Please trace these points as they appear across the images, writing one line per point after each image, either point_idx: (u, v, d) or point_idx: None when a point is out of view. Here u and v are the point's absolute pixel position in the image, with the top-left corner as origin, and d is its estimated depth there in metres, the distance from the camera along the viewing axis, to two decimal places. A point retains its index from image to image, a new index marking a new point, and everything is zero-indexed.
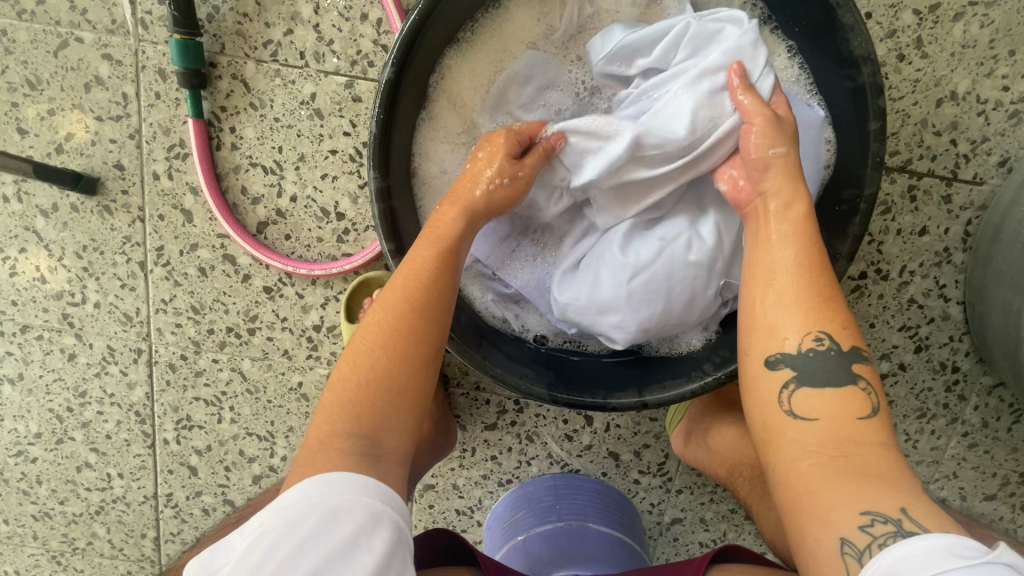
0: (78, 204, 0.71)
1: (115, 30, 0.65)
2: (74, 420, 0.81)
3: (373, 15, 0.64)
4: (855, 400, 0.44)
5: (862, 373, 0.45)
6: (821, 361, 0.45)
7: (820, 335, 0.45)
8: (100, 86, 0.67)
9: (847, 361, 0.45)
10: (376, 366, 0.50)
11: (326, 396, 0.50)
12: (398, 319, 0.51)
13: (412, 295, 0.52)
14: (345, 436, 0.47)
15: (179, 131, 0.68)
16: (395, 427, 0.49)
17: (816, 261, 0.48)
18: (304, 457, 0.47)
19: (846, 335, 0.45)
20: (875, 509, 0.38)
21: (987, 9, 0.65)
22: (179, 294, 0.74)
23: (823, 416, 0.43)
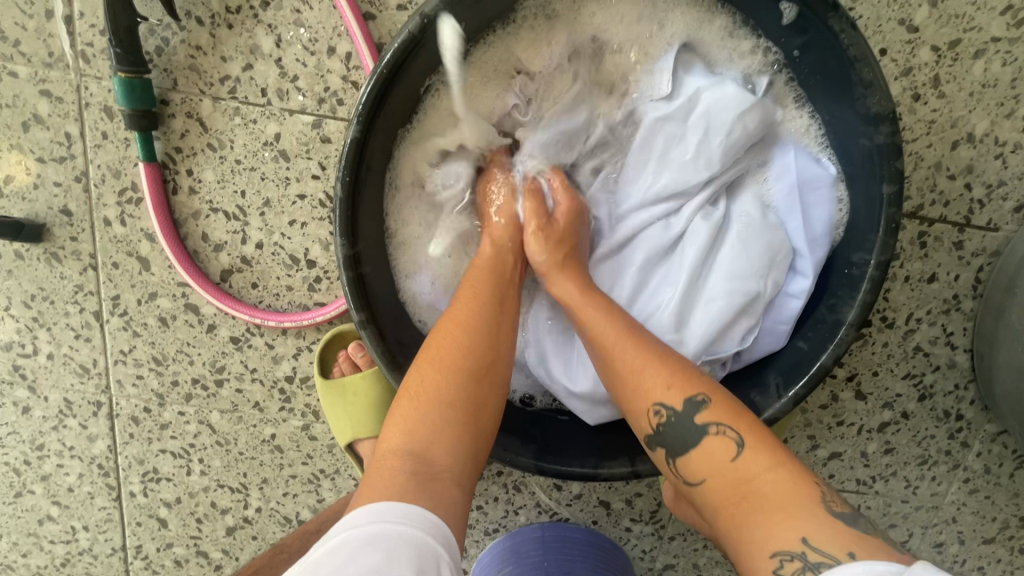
0: (23, 250, 0.66)
1: (53, 64, 0.59)
2: (32, 473, 0.76)
3: (342, 47, 0.58)
4: (717, 447, 0.42)
5: (710, 420, 0.43)
6: (680, 425, 0.44)
7: (657, 404, 0.45)
8: (40, 124, 0.60)
9: (691, 417, 0.43)
10: (426, 373, 0.46)
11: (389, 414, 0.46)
12: (445, 342, 0.48)
13: (467, 320, 0.49)
14: (399, 452, 0.43)
15: (130, 173, 0.62)
16: (445, 437, 0.44)
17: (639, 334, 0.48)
18: (365, 484, 0.43)
19: (676, 393, 0.44)
20: (782, 548, 0.36)
21: (1010, 46, 0.60)
22: (139, 345, 0.69)
23: (706, 477, 0.42)
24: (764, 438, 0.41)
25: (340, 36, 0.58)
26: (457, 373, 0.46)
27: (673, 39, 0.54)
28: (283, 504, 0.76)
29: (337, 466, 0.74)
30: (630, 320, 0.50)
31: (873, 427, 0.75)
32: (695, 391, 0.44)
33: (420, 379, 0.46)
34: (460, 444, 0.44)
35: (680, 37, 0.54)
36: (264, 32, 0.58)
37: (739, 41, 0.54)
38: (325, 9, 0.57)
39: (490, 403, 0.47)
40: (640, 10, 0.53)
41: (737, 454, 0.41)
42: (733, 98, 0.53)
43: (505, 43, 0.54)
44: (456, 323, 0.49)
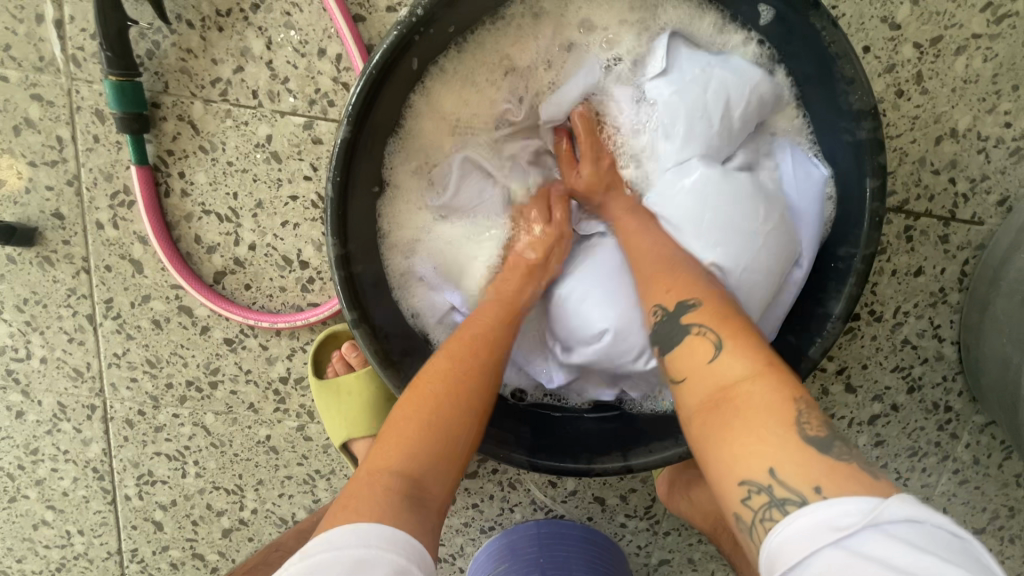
0: (15, 254, 0.66)
1: (44, 68, 0.59)
2: (27, 478, 0.76)
3: (332, 49, 0.59)
4: (702, 350, 0.42)
5: (694, 321, 0.44)
6: (668, 325, 0.46)
7: (657, 305, 0.47)
8: (31, 128, 0.61)
9: (678, 318, 0.45)
10: (430, 405, 0.46)
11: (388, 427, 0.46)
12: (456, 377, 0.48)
13: (474, 345, 0.51)
14: (392, 470, 0.43)
15: (122, 176, 0.62)
16: (440, 470, 0.45)
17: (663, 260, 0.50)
18: (348, 494, 0.42)
19: (672, 295, 0.47)
20: (751, 478, 0.36)
21: (991, 42, 0.61)
22: (133, 348, 0.69)
23: (687, 376, 0.43)
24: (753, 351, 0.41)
25: (330, 38, 0.58)
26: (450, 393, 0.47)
27: (661, 32, 0.55)
28: (279, 505, 0.76)
29: (332, 466, 0.74)
30: (659, 240, 0.53)
31: (864, 420, 0.76)
32: (693, 295, 0.46)
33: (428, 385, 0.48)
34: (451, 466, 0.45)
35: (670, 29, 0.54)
36: (254, 34, 0.58)
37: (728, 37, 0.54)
38: (315, 11, 0.58)
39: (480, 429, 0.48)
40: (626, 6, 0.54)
41: (714, 357, 0.42)
42: (730, 86, 0.53)
43: (492, 42, 0.54)
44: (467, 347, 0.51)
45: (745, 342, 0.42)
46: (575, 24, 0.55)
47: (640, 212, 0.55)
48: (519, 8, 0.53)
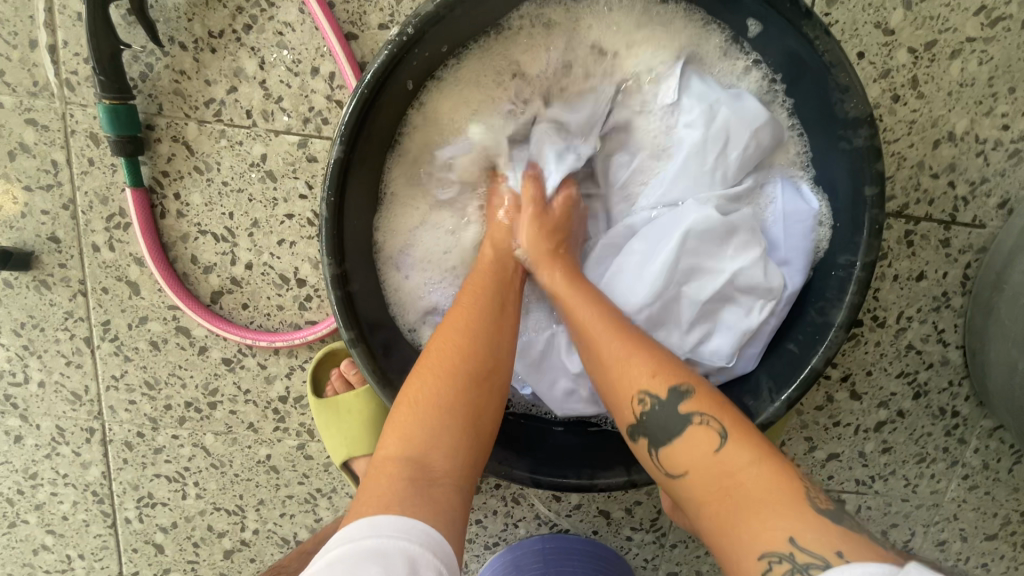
0: (12, 279, 0.65)
1: (38, 93, 0.59)
2: (26, 503, 0.75)
3: (325, 68, 0.59)
4: (703, 439, 0.42)
5: (693, 410, 0.43)
6: (656, 415, 0.44)
7: (641, 391, 0.44)
8: (26, 153, 0.61)
9: (672, 409, 0.43)
10: (427, 386, 0.46)
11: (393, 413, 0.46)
12: (452, 355, 0.47)
13: (468, 321, 0.49)
14: (398, 458, 0.43)
15: (118, 199, 0.62)
16: (445, 441, 0.44)
17: (619, 321, 0.48)
18: (364, 484, 0.43)
19: (659, 381, 0.44)
20: (769, 550, 0.36)
21: (986, 45, 0.61)
22: (131, 370, 0.69)
23: (689, 469, 0.42)
24: (740, 421, 0.42)
25: (323, 56, 0.58)
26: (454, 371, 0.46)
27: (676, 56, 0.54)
28: (280, 525, 0.76)
29: (333, 484, 0.74)
30: (620, 312, 0.50)
31: (870, 427, 0.75)
32: (681, 380, 0.44)
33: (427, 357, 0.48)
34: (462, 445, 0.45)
35: (685, 53, 0.54)
36: (247, 55, 0.58)
37: (732, 60, 0.54)
38: (307, 30, 0.58)
39: (490, 411, 0.47)
40: (636, 19, 0.53)
41: (719, 444, 0.41)
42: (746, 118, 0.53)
43: (489, 55, 0.53)
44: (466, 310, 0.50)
45: (738, 427, 0.42)
46: (586, 37, 0.54)
47: (577, 284, 0.52)
48: (527, 19, 0.52)
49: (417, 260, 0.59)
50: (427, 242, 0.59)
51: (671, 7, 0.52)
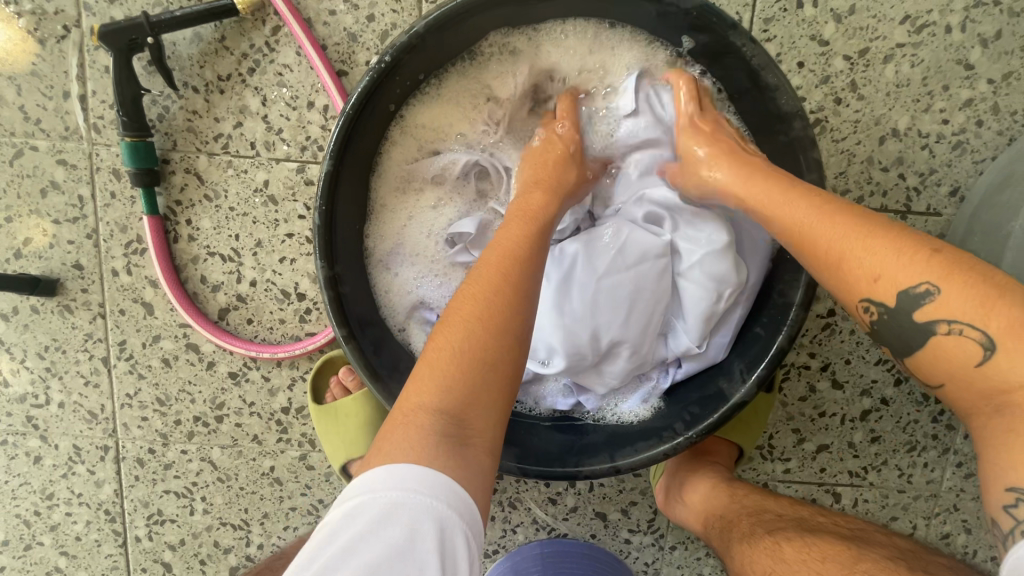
0: (38, 306, 0.71)
1: (69, 136, 0.66)
2: (42, 524, 0.78)
3: (319, 102, 0.66)
4: (955, 349, 0.38)
5: (938, 316, 0.38)
6: (915, 326, 0.40)
7: (864, 298, 0.42)
8: (56, 190, 0.68)
9: (908, 313, 0.40)
10: (474, 343, 0.44)
11: (421, 364, 0.45)
12: (488, 314, 0.45)
13: (518, 281, 0.47)
14: (427, 409, 0.42)
15: (136, 227, 0.69)
16: (483, 407, 0.43)
17: (845, 214, 0.44)
18: (386, 427, 0.43)
19: (885, 287, 0.40)
20: (1020, 487, 0.35)
21: (915, 49, 0.67)
22: (144, 387, 0.73)
23: (947, 379, 0.40)
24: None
25: (317, 91, 0.66)
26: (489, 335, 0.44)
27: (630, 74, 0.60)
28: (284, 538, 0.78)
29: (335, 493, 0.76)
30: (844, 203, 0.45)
31: (856, 416, 0.77)
32: (915, 280, 0.39)
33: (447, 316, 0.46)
34: (499, 398, 0.44)
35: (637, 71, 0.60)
36: (250, 93, 0.66)
37: (679, 73, 0.60)
38: (303, 70, 0.65)
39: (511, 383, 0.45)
40: (590, 43, 0.59)
41: (981, 357, 0.37)
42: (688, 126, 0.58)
43: (462, 80, 0.60)
44: (495, 268, 0.47)
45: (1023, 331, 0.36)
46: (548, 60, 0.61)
47: (760, 181, 0.50)
48: (495, 47, 0.59)
49: (405, 262, 0.64)
50: (413, 246, 0.64)
51: (620, 30, 0.58)
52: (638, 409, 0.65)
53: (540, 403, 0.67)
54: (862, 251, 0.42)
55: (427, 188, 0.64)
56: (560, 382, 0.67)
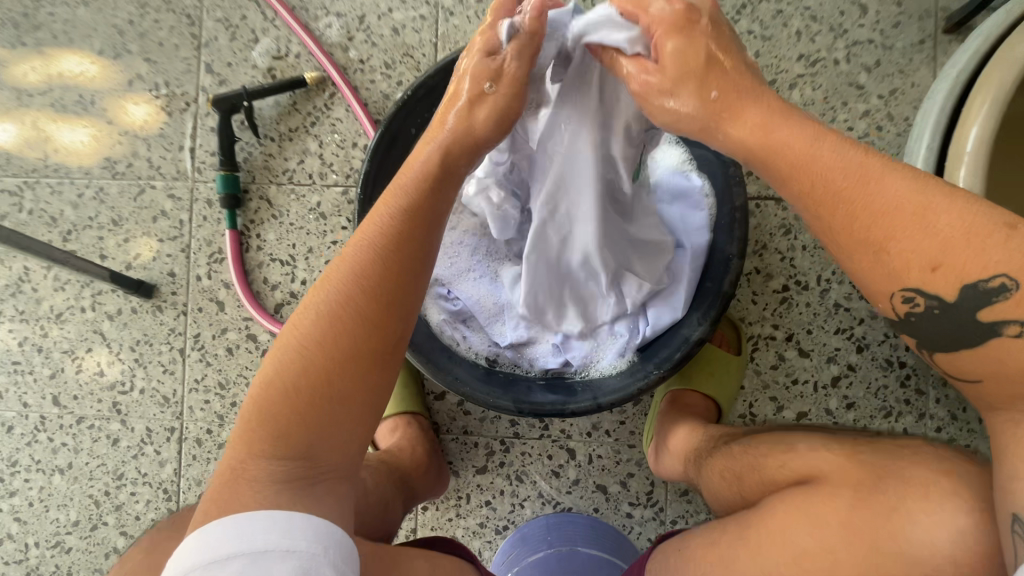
0: (136, 307, 0.90)
1: (179, 176, 0.90)
2: (109, 504, 0.89)
3: (361, 142, 0.89)
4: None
5: (1008, 316, 0.41)
6: (951, 320, 0.43)
7: (907, 289, 0.44)
8: (164, 216, 0.90)
9: (974, 309, 0.42)
10: (312, 370, 0.45)
11: (250, 405, 0.46)
12: (347, 340, 0.46)
13: (365, 300, 0.47)
14: (269, 459, 0.45)
15: (219, 241, 0.89)
16: (343, 437, 0.46)
17: (909, 210, 0.42)
18: (221, 483, 0.45)
19: (941, 279, 0.42)
20: None
21: (814, 78, 0.86)
22: (209, 373, 0.89)
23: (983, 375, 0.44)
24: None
25: (360, 135, 0.89)
26: (312, 382, 0.45)
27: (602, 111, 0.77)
28: None
29: None
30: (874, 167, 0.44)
31: (827, 383, 0.85)
32: (988, 276, 0.41)
33: (280, 352, 0.46)
34: (355, 437, 0.47)
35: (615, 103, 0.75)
36: (312, 139, 0.89)
37: None
38: (350, 121, 0.89)
39: (386, 387, 0.48)
40: None
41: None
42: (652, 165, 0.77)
43: None
44: (322, 313, 0.47)
45: None
46: None
47: (823, 163, 0.44)
48: None
49: None
50: None
51: None
52: (617, 364, 0.77)
53: (534, 363, 0.80)
54: (913, 231, 0.42)
55: None
56: (550, 345, 0.80)
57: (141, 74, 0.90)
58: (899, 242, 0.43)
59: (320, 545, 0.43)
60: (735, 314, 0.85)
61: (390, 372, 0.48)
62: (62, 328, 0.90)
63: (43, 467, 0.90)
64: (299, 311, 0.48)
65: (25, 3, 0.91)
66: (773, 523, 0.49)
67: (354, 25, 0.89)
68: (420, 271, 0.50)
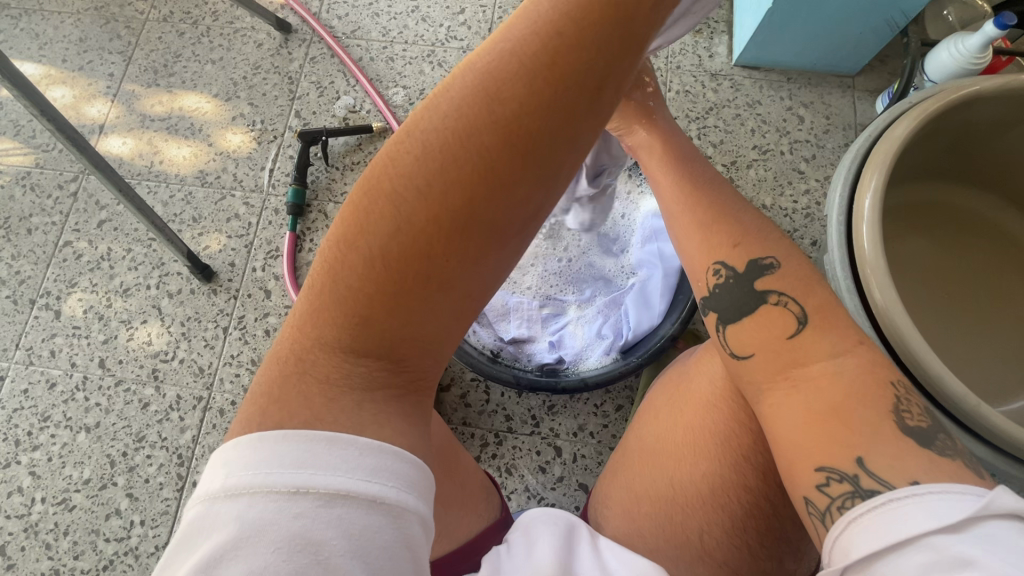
0: (195, 288, 1.05)
1: (256, 189, 1.10)
2: (123, 465, 0.95)
3: None
4: (778, 320, 0.50)
5: (770, 287, 0.51)
6: (729, 291, 0.53)
7: (715, 263, 0.54)
8: (236, 218, 1.09)
9: (750, 282, 0.52)
10: (409, 247, 0.37)
11: (331, 275, 0.39)
12: (452, 210, 0.37)
13: (489, 170, 0.36)
14: (343, 346, 0.39)
15: (278, 242, 1.07)
16: (432, 331, 0.39)
17: (710, 208, 0.56)
18: (294, 356, 0.40)
19: (737, 254, 0.53)
20: (832, 468, 0.42)
21: (765, 162, 1.12)
22: (245, 350, 1.01)
23: (754, 348, 0.50)
24: (830, 318, 0.48)
25: None
26: (406, 258, 0.37)
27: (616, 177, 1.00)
28: None
29: None
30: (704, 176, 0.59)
31: None
32: (764, 256, 0.52)
33: (366, 207, 0.38)
34: (452, 330, 0.41)
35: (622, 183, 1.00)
36: None
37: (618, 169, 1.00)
38: None
39: (495, 275, 0.40)
40: None
41: (796, 330, 0.49)
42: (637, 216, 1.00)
43: None
44: (420, 170, 0.37)
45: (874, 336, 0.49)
46: None
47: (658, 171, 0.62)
48: None
49: None
50: None
51: None
52: (603, 360, 0.90)
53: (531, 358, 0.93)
54: (731, 222, 0.55)
55: None
56: (547, 342, 0.94)
57: (244, 113, 1.16)
58: (720, 229, 0.55)
59: (413, 492, 0.36)
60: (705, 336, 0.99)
61: (489, 263, 0.39)
62: (126, 301, 1.04)
63: (71, 424, 0.98)
64: (399, 151, 0.38)
65: (167, 57, 1.20)
66: (656, 433, 0.60)
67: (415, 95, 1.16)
68: (563, 159, 0.38)
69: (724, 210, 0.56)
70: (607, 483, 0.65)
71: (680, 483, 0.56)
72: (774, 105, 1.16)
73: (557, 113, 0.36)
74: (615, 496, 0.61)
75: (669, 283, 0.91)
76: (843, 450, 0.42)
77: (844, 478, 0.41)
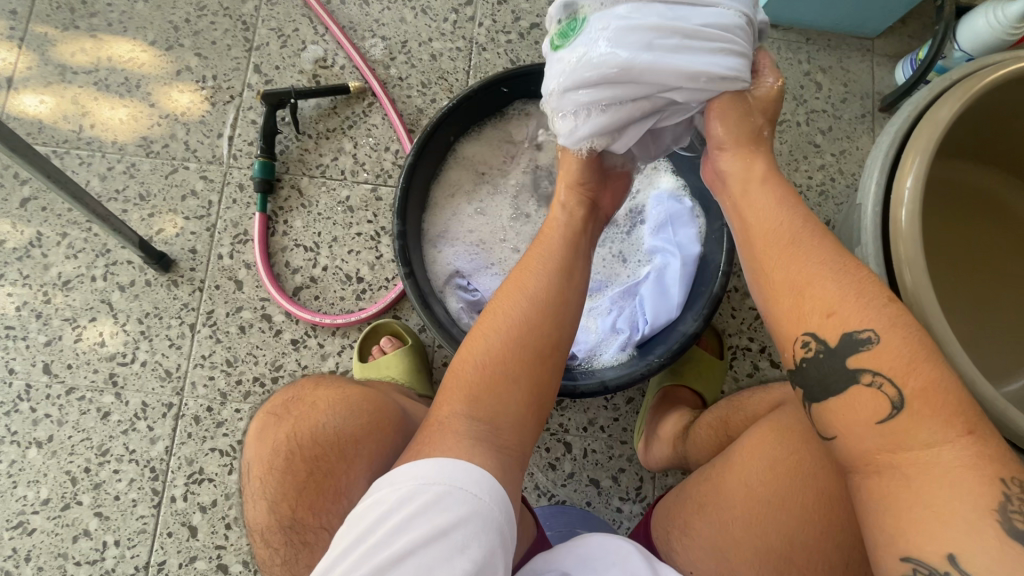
0: (152, 280, 0.91)
1: (214, 160, 0.94)
2: (87, 482, 0.85)
3: (394, 147, 0.96)
4: (868, 402, 0.40)
5: (864, 365, 0.41)
6: (815, 366, 0.43)
7: (805, 334, 0.44)
8: (194, 195, 0.93)
9: (841, 356, 0.42)
10: (492, 350, 0.56)
11: (449, 380, 0.57)
12: (514, 323, 0.57)
13: (542, 300, 0.58)
14: (459, 417, 0.53)
15: (246, 224, 0.93)
16: (511, 414, 0.54)
17: (802, 269, 0.46)
18: (422, 438, 0.53)
19: (833, 323, 0.43)
20: (920, 561, 0.36)
21: (781, 134, 1.04)
22: (217, 350, 0.89)
23: (840, 429, 0.42)
24: (931, 404, 0.38)
25: (392, 141, 0.97)
26: (492, 361, 0.56)
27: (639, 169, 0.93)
28: None
29: None
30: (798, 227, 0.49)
31: None
32: (860, 326, 0.42)
33: (495, 322, 0.58)
34: (526, 421, 0.55)
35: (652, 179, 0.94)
36: (346, 140, 0.97)
37: None
38: (385, 127, 0.97)
39: (548, 375, 0.57)
40: None
41: (889, 414, 0.39)
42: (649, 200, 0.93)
43: (497, 131, 0.91)
44: (537, 307, 0.58)
45: (942, 408, 0.38)
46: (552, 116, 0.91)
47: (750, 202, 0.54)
48: (518, 110, 0.91)
49: (446, 243, 0.89)
50: (457, 234, 0.90)
51: None
52: (619, 356, 0.85)
53: None
54: (807, 274, 0.46)
55: (475, 198, 0.91)
56: None
57: (190, 66, 0.97)
58: (810, 296, 0.45)
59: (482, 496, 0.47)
60: (717, 324, 0.95)
61: (545, 370, 0.57)
62: (68, 295, 0.90)
63: (18, 439, 0.86)
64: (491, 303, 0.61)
65: None
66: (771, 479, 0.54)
67: (397, 48, 1.00)
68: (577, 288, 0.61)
69: (823, 266, 0.46)
70: (685, 507, 0.60)
71: (800, 538, 0.51)
72: (792, 69, 1.07)
73: (571, 260, 0.62)
74: (699, 530, 0.57)
75: (688, 273, 0.85)
76: (931, 540, 0.36)
77: (934, 575, 0.35)
